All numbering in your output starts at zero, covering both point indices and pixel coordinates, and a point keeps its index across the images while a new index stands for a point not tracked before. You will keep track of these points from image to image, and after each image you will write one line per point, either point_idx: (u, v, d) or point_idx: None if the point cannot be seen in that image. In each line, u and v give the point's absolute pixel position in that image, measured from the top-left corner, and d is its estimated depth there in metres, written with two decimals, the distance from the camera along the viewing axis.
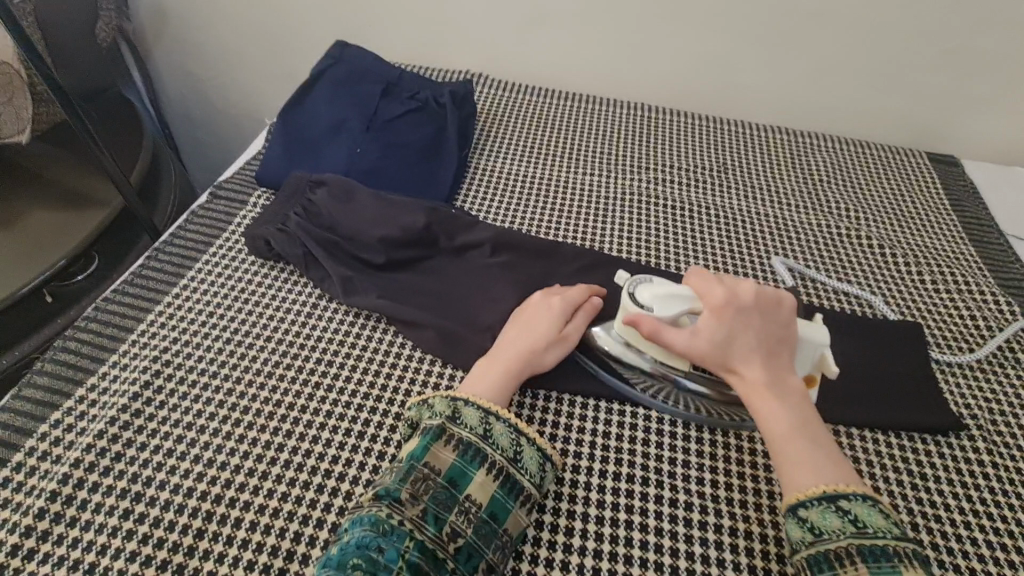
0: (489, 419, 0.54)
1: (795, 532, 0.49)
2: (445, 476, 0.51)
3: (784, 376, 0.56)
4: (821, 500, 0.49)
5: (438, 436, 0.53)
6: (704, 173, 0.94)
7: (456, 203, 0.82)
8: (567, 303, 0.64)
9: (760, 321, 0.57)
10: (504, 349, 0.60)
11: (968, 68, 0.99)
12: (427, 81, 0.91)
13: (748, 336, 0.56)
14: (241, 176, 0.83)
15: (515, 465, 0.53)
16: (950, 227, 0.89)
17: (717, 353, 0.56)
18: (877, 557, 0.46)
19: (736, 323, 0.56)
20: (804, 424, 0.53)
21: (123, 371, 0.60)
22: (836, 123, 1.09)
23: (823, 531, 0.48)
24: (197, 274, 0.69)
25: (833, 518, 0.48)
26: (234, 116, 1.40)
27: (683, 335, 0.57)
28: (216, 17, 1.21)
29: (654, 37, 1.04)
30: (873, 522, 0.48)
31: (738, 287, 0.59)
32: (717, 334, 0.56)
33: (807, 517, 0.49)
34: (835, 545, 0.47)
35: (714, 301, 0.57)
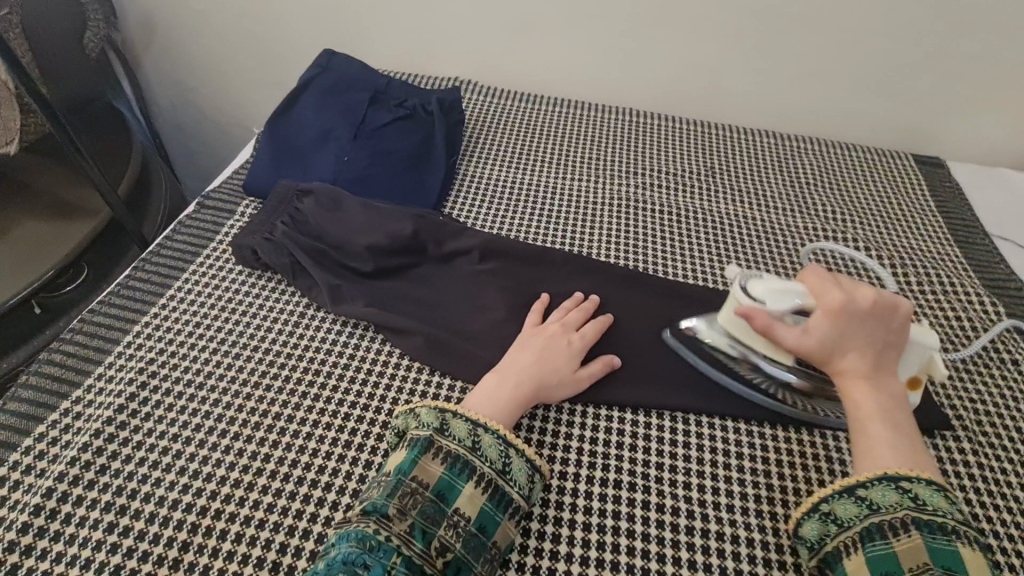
0: (477, 431, 0.54)
1: (849, 509, 0.52)
2: (434, 490, 0.51)
3: (885, 373, 0.57)
4: (885, 481, 0.52)
5: (426, 448, 0.53)
6: (698, 178, 0.95)
7: (445, 210, 0.82)
8: (583, 342, 0.64)
9: (874, 325, 0.57)
10: (515, 377, 0.59)
11: (951, 70, 1.00)
12: (415, 89, 0.91)
13: (860, 337, 0.57)
14: (229, 185, 0.82)
15: (504, 477, 0.53)
16: (939, 230, 0.90)
17: (824, 351, 0.57)
18: (932, 529, 0.49)
19: (848, 325, 0.57)
20: (898, 417, 0.55)
21: (108, 383, 0.59)
22: (822, 125, 1.10)
23: (880, 506, 0.51)
24: (184, 284, 0.69)
25: (892, 494, 0.51)
26: (224, 124, 1.40)
27: (794, 332, 0.58)
28: (206, 27, 1.21)
29: (641, 43, 1.05)
30: (934, 501, 0.50)
31: (856, 290, 0.58)
32: (828, 333, 0.57)
33: (866, 495, 0.52)
34: (890, 517, 0.50)
35: (831, 302, 0.58)
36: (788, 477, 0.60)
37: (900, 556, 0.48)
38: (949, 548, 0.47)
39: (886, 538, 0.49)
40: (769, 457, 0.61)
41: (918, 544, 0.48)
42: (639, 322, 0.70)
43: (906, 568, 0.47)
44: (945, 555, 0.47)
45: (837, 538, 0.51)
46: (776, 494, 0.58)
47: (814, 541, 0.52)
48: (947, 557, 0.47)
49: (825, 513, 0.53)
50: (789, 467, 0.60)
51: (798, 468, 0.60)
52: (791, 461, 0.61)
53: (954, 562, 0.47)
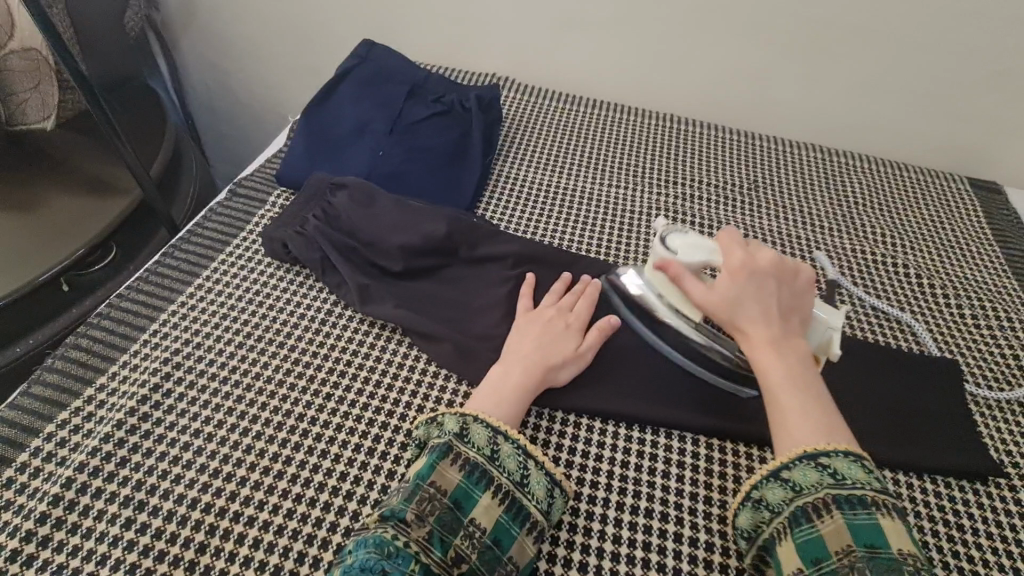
0: (497, 440, 0.52)
1: (777, 494, 0.50)
2: (451, 497, 0.49)
3: (793, 337, 0.57)
4: (803, 459, 0.50)
5: (445, 453, 0.50)
6: (739, 191, 0.91)
7: (478, 211, 0.80)
8: (580, 321, 0.64)
9: (776, 286, 0.59)
10: (520, 365, 0.58)
11: (1017, 91, 0.95)
12: (453, 85, 0.89)
13: (762, 298, 0.58)
14: (262, 174, 0.81)
15: (522, 489, 0.51)
16: (993, 258, 0.86)
17: (729, 311, 0.58)
18: (852, 504, 0.47)
19: (751, 286, 0.59)
20: (803, 378, 0.54)
21: (132, 372, 0.58)
22: (872, 142, 1.06)
23: (802, 487, 0.49)
24: (213, 273, 0.68)
25: (811, 472, 0.49)
26: (257, 109, 1.39)
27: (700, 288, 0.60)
28: (244, 11, 1.21)
29: (687, 47, 1.01)
30: (852, 474, 0.49)
31: (758, 255, 0.61)
32: (732, 294, 0.58)
33: (789, 477, 0.50)
34: (812, 498, 0.48)
35: (733, 263, 0.60)
36: None
37: (825, 540, 0.46)
38: (870, 521, 0.46)
39: (810, 520, 0.48)
40: None
41: (840, 524, 0.46)
42: None
43: (832, 553, 0.45)
44: (867, 532, 0.46)
45: (772, 525, 0.50)
46: None
47: (750, 530, 0.51)
48: (869, 533, 0.46)
49: (756, 500, 0.52)
50: None
51: None
52: None
53: (876, 538, 0.45)
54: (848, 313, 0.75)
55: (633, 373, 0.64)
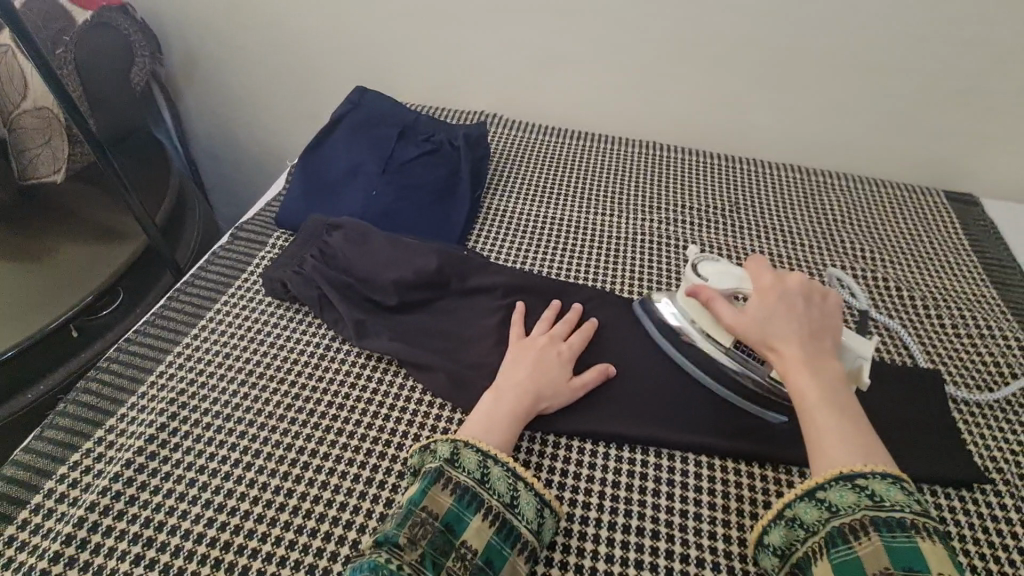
0: (486, 463, 0.54)
1: (812, 514, 0.51)
2: (443, 521, 0.50)
3: (825, 360, 0.59)
4: (840, 480, 0.51)
5: (436, 478, 0.52)
6: (722, 214, 0.94)
7: (468, 244, 0.84)
8: (572, 351, 0.67)
9: (806, 309, 0.62)
10: (513, 392, 0.61)
11: (982, 107, 0.99)
12: (442, 124, 0.94)
13: (792, 321, 0.61)
14: (261, 217, 0.85)
15: (512, 510, 0.53)
16: (972, 268, 0.88)
17: (762, 332, 0.61)
18: (891, 526, 0.47)
19: (781, 310, 0.62)
20: (838, 400, 0.56)
21: (139, 413, 0.61)
22: (848, 160, 1.10)
23: (839, 508, 0.50)
24: (216, 315, 0.71)
25: (849, 494, 0.50)
26: (258, 153, 1.45)
27: (731, 310, 0.63)
28: (244, 61, 1.27)
29: (664, 79, 1.07)
30: (890, 496, 0.49)
31: (787, 282, 0.64)
32: (763, 318, 0.61)
33: (824, 497, 0.51)
34: (848, 519, 0.49)
35: (763, 288, 0.64)
36: None
37: (861, 560, 0.47)
38: (909, 545, 0.46)
39: (847, 541, 0.48)
40: None
41: (877, 545, 0.47)
42: (662, 364, 0.69)
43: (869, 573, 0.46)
44: (904, 554, 0.46)
45: (808, 543, 0.51)
46: None
47: (782, 548, 0.52)
48: (907, 555, 0.45)
49: (791, 518, 0.53)
50: None
51: None
52: None
53: (916, 561, 0.45)
54: None
55: (621, 395, 0.66)
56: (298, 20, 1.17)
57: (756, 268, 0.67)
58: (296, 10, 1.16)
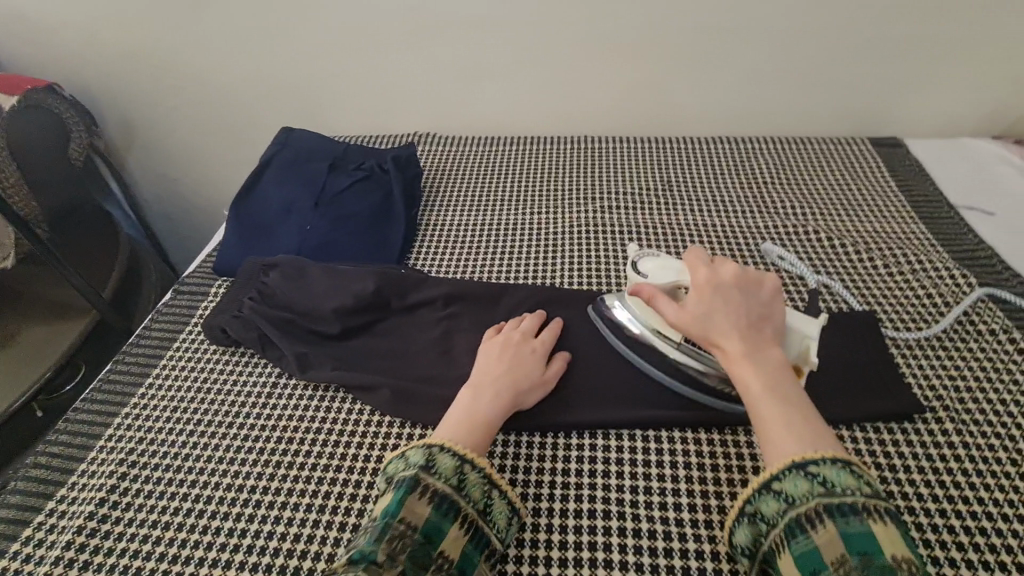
0: (463, 469, 0.54)
1: (771, 506, 0.49)
2: (421, 532, 0.49)
3: (769, 346, 0.56)
4: (793, 469, 0.49)
5: (413, 488, 0.51)
6: (654, 194, 0.96)
7: (408, 262, 0.85)
8: (545, 346, 0.68)
9: (744, 296, 0.58)
10: (493, 389, 0.62)
11: (891, 52, 1.02)
12: (371, 151, 0.96)
13: (731, 309, 0.57)
14: (202, 268, 0.86)
15: (486, 519, 0.53)
16: (900, 209, 0.90)
17: (703, 328, 0.57)
18: (843, 512, 0.45)
19: (719, 300, 0.57)
20: (785, 387, 0.53)
21: (90, 479, 0.61)
22: (773, 124, 1.13)
23: (794, 499, 0.48)
24: (162, 370, 0.71)
25: (802, 483, 0.48)
26: (209, 207, 1.46)
27: (671, 307, 0.60)
28: (179, 121, 1.29)
29: (585, 74, 1.09)
30: (842, 482, 0.47)
31: (721, 267, 0.60)
32: (702, 311, 0.57)
33: (781, 489, 0.49)
34: (804, 509, 0.47)
35: (699, 281, 0.59)
36: None
37: (820, 549, 0.44)
38: (863, 529, 0.44)
39: (805, 531, 0.46)
40: (743, 465, 0.61)
41: (832, 532, 0.45)
42: (603, 347, 0.71)
43: (828, 562, 0.44)
44: (858, 538, 0.44)
45: (769, 537, 0.49)
46: None
47: (749, 546, 0.50)
48: (861, 540, 0.44)
49: (752, 514, 0.51)
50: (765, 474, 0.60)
51: None
52: (766, 467, 0.60)
53: (869, 544, 0.43)
54: None
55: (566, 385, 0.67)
56: (224, 74, 1.19)
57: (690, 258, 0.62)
58: (220, 64, 1.18)
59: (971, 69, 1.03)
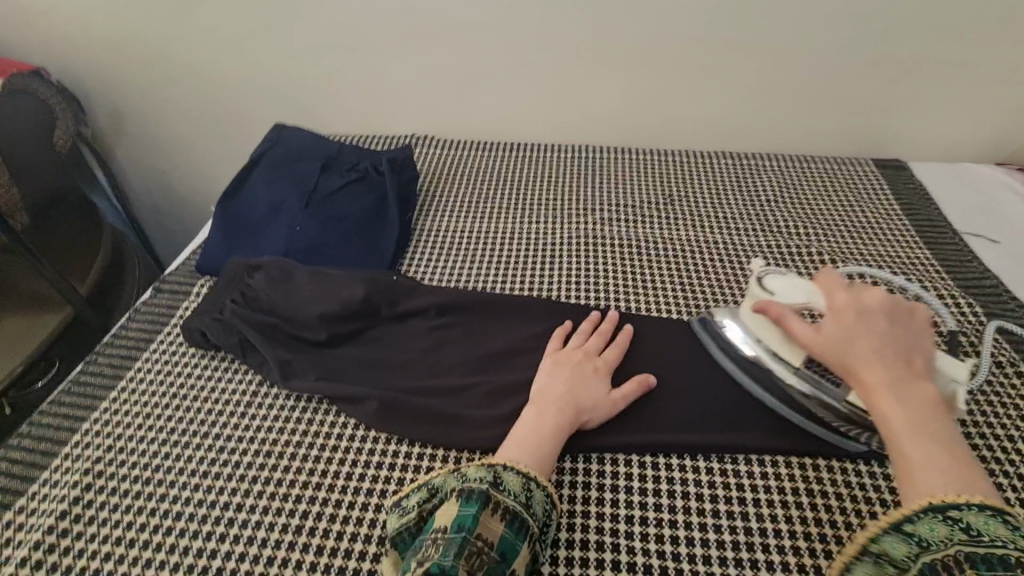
0: (530, 486, 0.52)
1: (899, 548, 0.44)
2: (497, 549, 0.48)
3: (914, 379, 0.51)
4: (929, 511, 0.44)
5: (484, 503, 0.50)
6: (656, 208, 0.94)
7: (400, 269, 0.82)
8: (608, 366, 0.65)
9: (891, 324, 0.54)
10: (554, 405, 0.59)
11: (897, 73, 1.00)
12: (366, 152, 0.93)
13: (874, 334, 0.54)
14: (185, 267, 0.83)
15: (543, 539, 0.51)
16: (904, 233, 0.89)
17: (841, 351, 0.54)
18: (991, 563, 0.40)
19: (861, 323, 0.55)
20: (931, 424, 0.48)
21: (52, 489, 0.58)
22: (775, 140, 1.11)
23: (931, 543, 0.43)
24: (136, 373, 0.68)
25: (940, 527, 0.43)
26: (197, 202, 1.43)
27: (804, 326, 0.57)
28: (171, 113, 1.26)
29: (587, 82, 1.07)
30: (991, 530, 0.41)
31: (869, 292, 0.57)
32: (839, 333, 0.55)
33: (913, 531, 0.44)
34: (943, 555, 0.42)
35: (838, 304, 0.57)
36: (766, 517, 0.56)
37: None
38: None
39: None
40: (745, 496, 0.58)
41: None
42: None
43: None
44: None
45: None
46: (755, 538, 0.54)
47: None
48: None
49: (876, 554, 0.45)
50: (767, 506, 0.57)
51: (776, 507, 0.57)
52: (769, 498, 0.57)
53: None
54: None
55: None
56: (218, 66, 1.16)
57: (829, 279, 0.60)
58: (214, 55, 1.15)
59: (978, 93, 1.02)
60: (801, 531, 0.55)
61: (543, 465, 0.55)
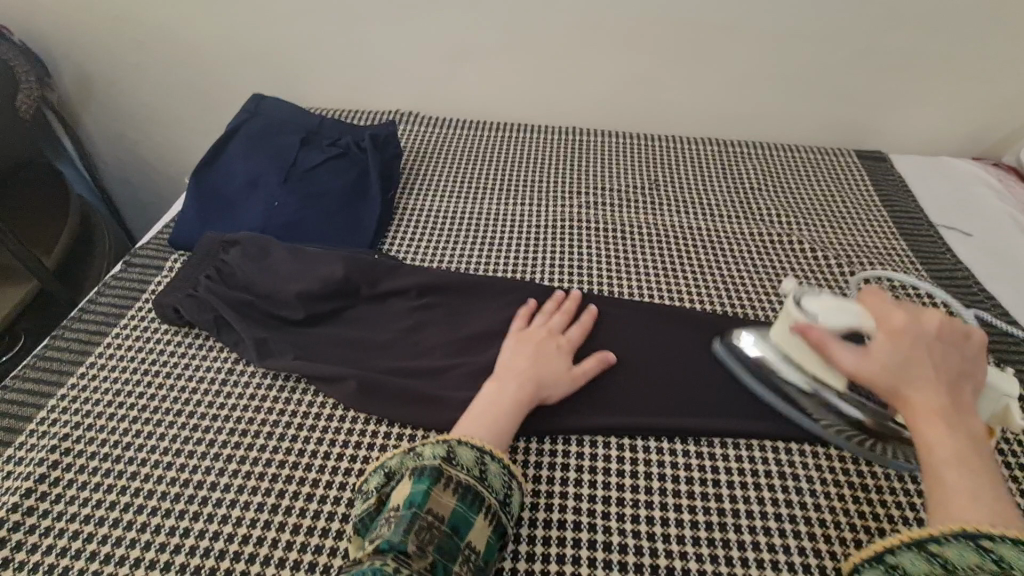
0: (485, 460, 0.53)
1: (919, 566, 0.45)
2: (449, 523, 0.48)
3: (962, 410, 0.52)
4: (960, 536, 0.44)
5: (436, 478, 0.50)
6: (642, 193, 0.94)
7: (382, 248, 0.81)
8: (572, 343, 0.66)
9: (943, 353, 0.54)
10: (516, 380, 0.60)
11: (883, 65, 1.01)
12: (348, 127, 0.91)
13: (927, 361, 0.53)
14: (157, 241, 0.80)
15: (504, 509, 0.52)
16: (883, 224, 0.90)
17: (887, 374, 0.53)
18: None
19: (913, 350, 0.54)
20: (975, 456, 0.48)
21: (17, 466, 0.56)
22: (761, 128, 1.11)
23: (958, 567, 0.43)
24: (106, 349, 0.66)
25: (971, 554, 0.43)
26: (170, 173, 1.38)
27: (852, 352, 0.55)
28: (142, 80, 1.20)
29: (576, 63, 1.05)
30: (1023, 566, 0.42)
31: (923, 316, 0.56)
32: (891, 359, 0.54)
33: (939, 552, 0.44)
34: None
35: (893, 327, 0.56)
36: (739, 499, 0.57)
37: None
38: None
39: None
40: (719, 478, 0.59)
41: None
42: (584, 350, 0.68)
43: None
44: None
45: None
46: (726, 519, 0.56)
47: None
48: None
49: (891, 566, 0.46)
50: (739, 488, 0.58)
51: (748, 489, 0.58)
52: (741, 481, 0.59)
53: None
54: (756, 297, 0.78)
55: None
56: (192, 32, 1.11)
57: (876, 301, 0.59)
58: (189, 20, 1.10)
59: (960, 87, 1.03)
60: (771, 513, 0.57)
61: (501, 438, 0.56)
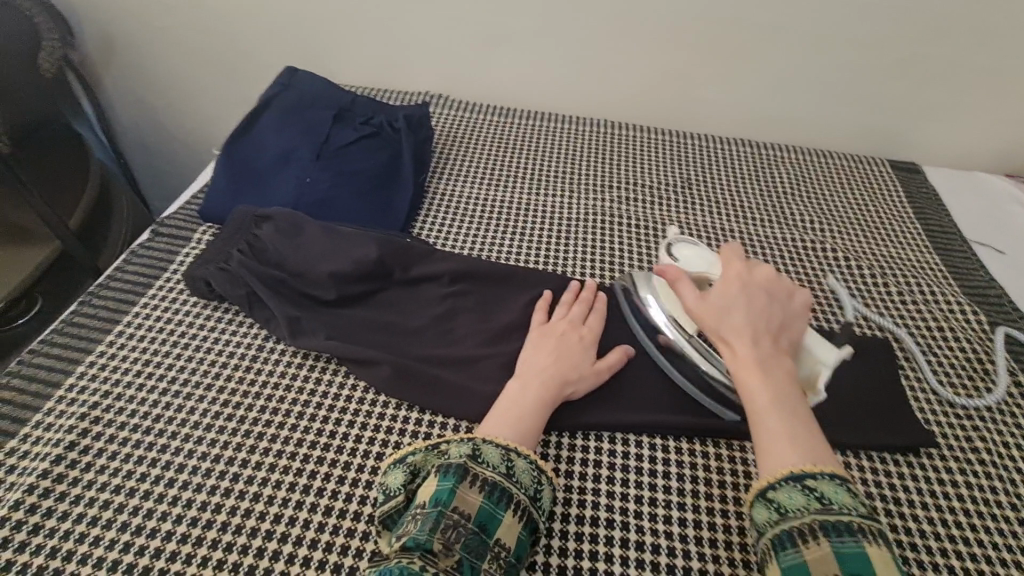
0: (510, 456, 0.52)
1: (761, 515, 0.48)
2: (475, 521, 0.48)
3: (780, 357, 0.56)
4: (789, 480, 0.47)
5: (462, 476, 0.49)
6: (673, 190, 0.93)
7: (413, 232, 0.80)
8: (593, 335, 0.65)
9: (768, 302, 0.58)
10: (539, 376, 0.59)
11: (929, 74, 0.99)
12: (381, 105, 0.89)
13: (753, 308, 0.57)
14: (184, 212, 0.79)
15: (534, 505, 0.51)
16: (915, 236, 0.89)
17: (719, 320, 0.57)
18: (839, 530, 0.44)
19: (743, 296, 0.58)
20: (791, 399, 0.52)
21: (46, 432, 0.55)
22: (798, 132, 1.09)
23: (788, 510, 0.46)
24: (134, 319, 0.65)
25: (797, 495, 0.47)
26: (190, 142, 1.36)
27: (693, 293, 0.60)
28: (167, 45, 1.18)
29: (616, 55, 1.03)
30: (839, 499, 0.46)
31: (756, 267, 0.61)
32: (722, 303, 0.58)
33: (774, 498, 0.48)
34: (798, 522, 0.45)
35: (729, 274, 0.60)
36: None
37: (810, 565, 0.43)
38: (858, 550, 0.43)
39: (796, 545, 0.45)
40: (751, 485, 0.59)
41: (827, 551, 0.43)
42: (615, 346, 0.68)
43: None
44: (854, 560, 0.42)
45: (758, 547, 0.47)
46: None
47: None
48: (858, 563, 0.42)
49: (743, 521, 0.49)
50: None
51: None
52: None
53: (864, 568, 0.42)
54: None
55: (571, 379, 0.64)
56: None
57: (726, 254, 0.63)
58: None
59: (1002, 102, 1.01)
60: None
61: (528, 434, 0.55)
